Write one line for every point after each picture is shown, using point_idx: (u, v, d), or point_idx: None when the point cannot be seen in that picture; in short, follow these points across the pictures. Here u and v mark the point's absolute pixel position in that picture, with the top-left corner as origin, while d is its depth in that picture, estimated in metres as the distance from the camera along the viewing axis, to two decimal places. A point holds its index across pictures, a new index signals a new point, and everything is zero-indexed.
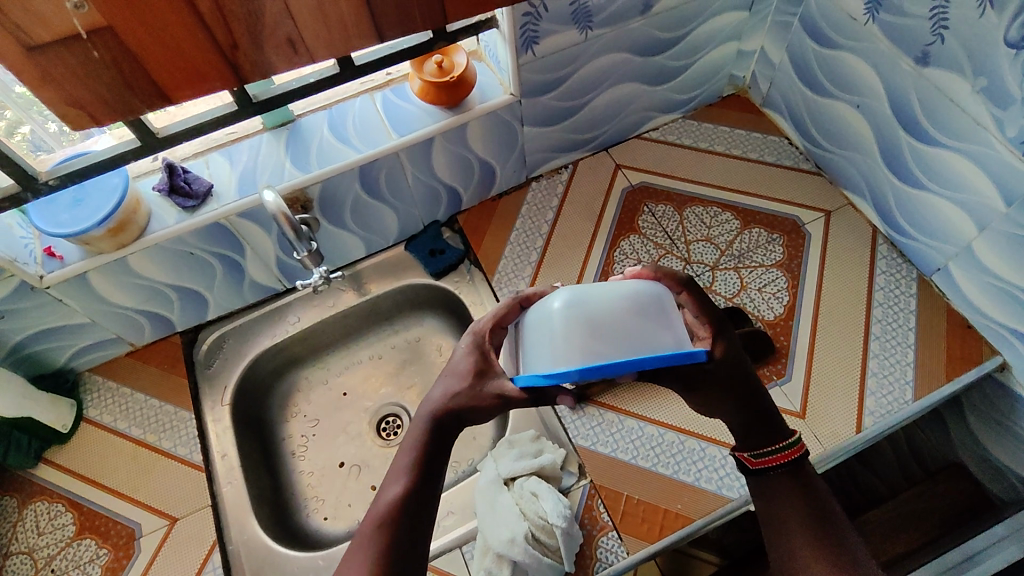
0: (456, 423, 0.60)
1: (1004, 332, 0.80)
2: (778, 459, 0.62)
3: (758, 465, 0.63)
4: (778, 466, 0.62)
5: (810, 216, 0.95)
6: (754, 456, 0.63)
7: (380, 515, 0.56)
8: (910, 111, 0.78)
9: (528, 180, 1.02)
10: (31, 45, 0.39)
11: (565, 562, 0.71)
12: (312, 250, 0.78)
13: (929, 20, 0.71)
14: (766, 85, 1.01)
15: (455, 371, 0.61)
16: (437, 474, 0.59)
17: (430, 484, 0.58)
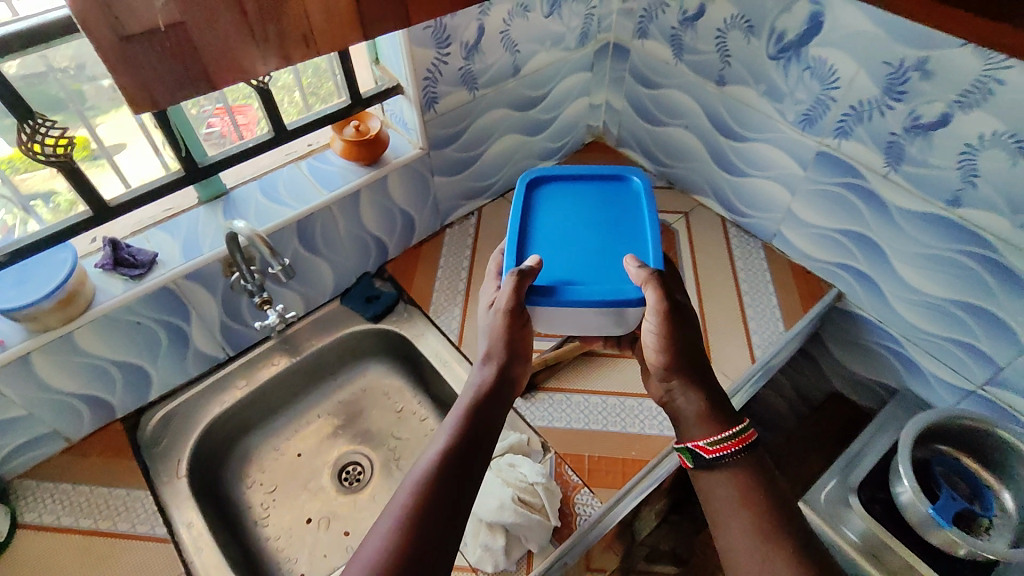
0: (494, 403, 0.66)
1: (832, 268, 1.03)
2: (731, 449, 0.63)
3: (712, 454, 0.63)
4: (731, 455, 0.63)
5: (674, 217, 1.18)
6: (708, 444, 0.63)
7: (421, 480, 0.57)
8: (722, 120, 1.04)
9: (443, 227, 1.16)
10: (125, 36, 0.39)
11: (551, 518, 0.78)
12: (284, 266, 0.81)
13: (717, 53, 0.98)
14: (616, 128, 1.27)
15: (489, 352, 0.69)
16: (478, 448, 0.61)
17: (472, 457, 0.60)
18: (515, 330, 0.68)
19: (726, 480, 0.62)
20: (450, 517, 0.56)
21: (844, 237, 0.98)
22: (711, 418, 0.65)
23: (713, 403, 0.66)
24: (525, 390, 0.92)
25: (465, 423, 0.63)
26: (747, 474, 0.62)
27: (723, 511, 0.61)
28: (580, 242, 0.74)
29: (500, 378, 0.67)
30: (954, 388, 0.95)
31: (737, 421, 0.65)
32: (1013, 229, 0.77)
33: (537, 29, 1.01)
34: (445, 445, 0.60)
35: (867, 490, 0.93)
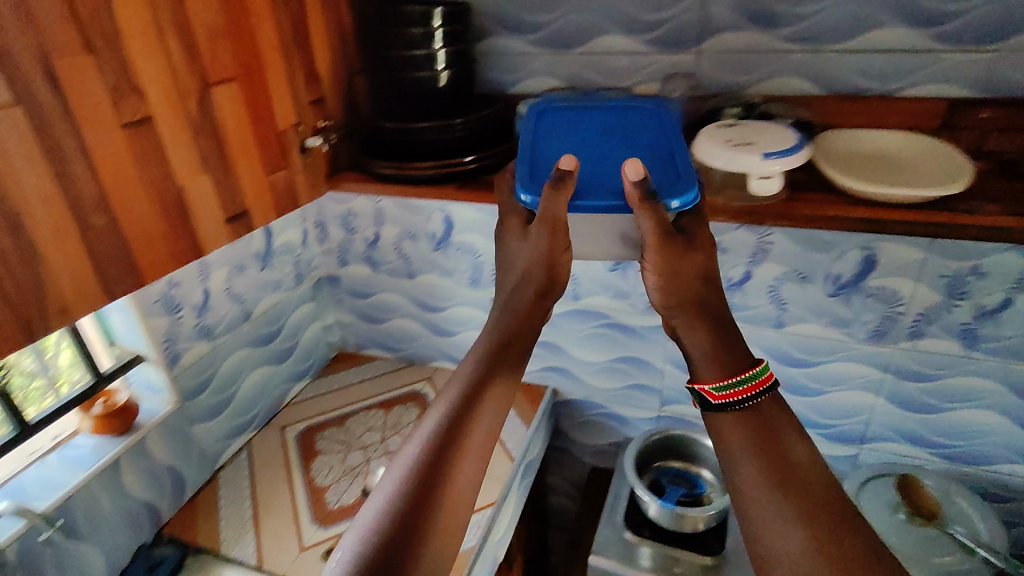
0: (500, 366, 0.78)
1: (540, 374, 1.36)
2: (738, 395, 0.73)
3: (721, 398, 0.74)
4: (738, 402, 0.73)
5: (420, 384, 1.42)
6: (714, 390, 0.74)
7: (434, 435, 0.71)
8: (422, 302, 1.38)
9: (216, 471, 1.22)
10: None
11: None
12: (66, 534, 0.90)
13: (398, 258, 1.34)
14: (352, 337, 1.53)
15: (517, 291, 0.82)
16: (483, 412, 0.75)
17: (473, 416, 0.73)
18: (533, 270, 0.81)
19: (736, 422, 0.73)
20: (458, 466, 0.70)
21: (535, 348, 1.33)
22: (723, 362, 0.77)
23: (721, 344, 0.78)
24: None
25: (473, 386, 0.76)
26: (761, 410, 0.73)
27: (733, 450, 0.72)
28: (611, 158, 0.83)
29: (505, 337, 0.81)
30: (648, 419, 1.31)
31: (753, 364, 0.75)
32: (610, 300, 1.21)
33: (256, 282, 1.25)
34: (455, 404, 0.74)
35: (631, 518, 1.17)
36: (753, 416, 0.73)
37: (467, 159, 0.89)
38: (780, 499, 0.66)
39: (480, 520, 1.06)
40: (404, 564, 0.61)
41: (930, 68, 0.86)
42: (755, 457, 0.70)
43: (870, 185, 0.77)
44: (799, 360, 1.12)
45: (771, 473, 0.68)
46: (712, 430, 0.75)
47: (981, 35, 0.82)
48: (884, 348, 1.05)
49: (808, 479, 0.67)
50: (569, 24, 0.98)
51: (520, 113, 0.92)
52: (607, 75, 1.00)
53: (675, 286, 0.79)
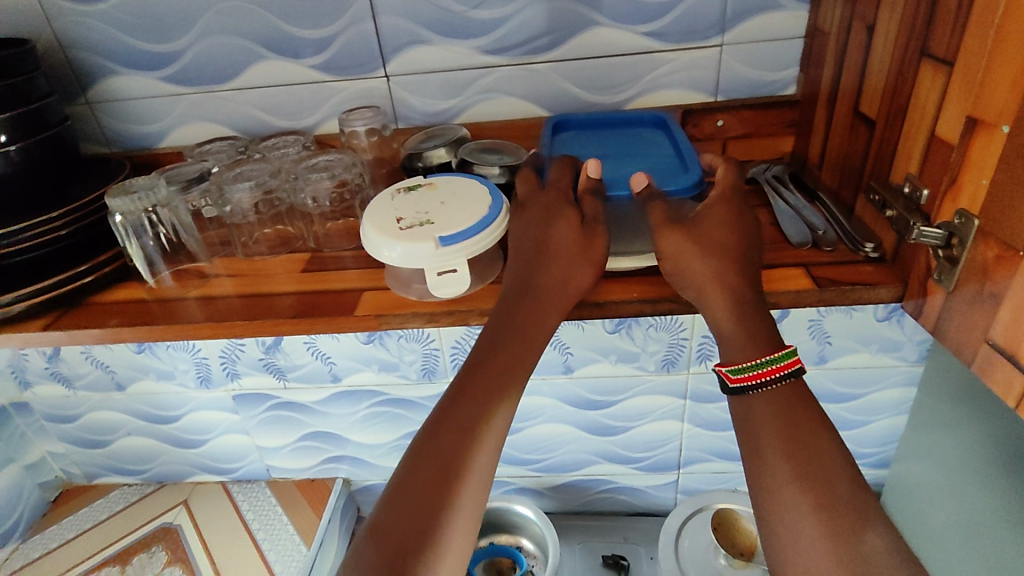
0: (525, 337, 0.59)
1: (323, 465, 1.12)
2: (757, 377, 0.56)
3: (740, 383, 0.56)
4: (762, 385, 0.56)
5: (173, 513, 1.11)
6: (731, 370, 0.57)
7: (431, 482, 0.53)
8: (148, 412, 1.07)
9: None
10: None
11: None
12: None
13: (96, 369, 1.01)
14: (76, 467, 1.17)
15: (524, 279, 0.61)
16: (505, 390, 0.57)
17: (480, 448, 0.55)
18: (550, 274, 0.61)
19: (755, 407, 0.56)
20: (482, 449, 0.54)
21: (307, 440, 1.08)
22: (750, 340, 0.58)
23: (751, 327, 0.58)
24: None
25: (476, 406, 0.56)
26: (786, 396, 0.55)
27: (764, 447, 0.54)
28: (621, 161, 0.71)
29: (510, 336, 0.59)
30: None
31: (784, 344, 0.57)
32: (379, 375, 0.98)
33: None
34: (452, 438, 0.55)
35: None
36: (777, 402, 0.55)
37: (82, 275, 0.67)
38: (798, 498, 0.50)
39: None
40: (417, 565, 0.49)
41: (637, 71, 0.78)
42: (779, 446, 0.53)
43: (628, 246, 0.67)
44: (594, 401, 0.98)
45: (794, 468, 0.51)
46: (735, 419, 0.58)
47: (690, 27, 0.75)
48: (678, 375, 0.94)
49: (839, 476, 0.51)
50: (210, 51, 0.78)
51: (118, 205, 0.65)
52: (278, 113, 0.83)
53: (706, 277, 0.60)
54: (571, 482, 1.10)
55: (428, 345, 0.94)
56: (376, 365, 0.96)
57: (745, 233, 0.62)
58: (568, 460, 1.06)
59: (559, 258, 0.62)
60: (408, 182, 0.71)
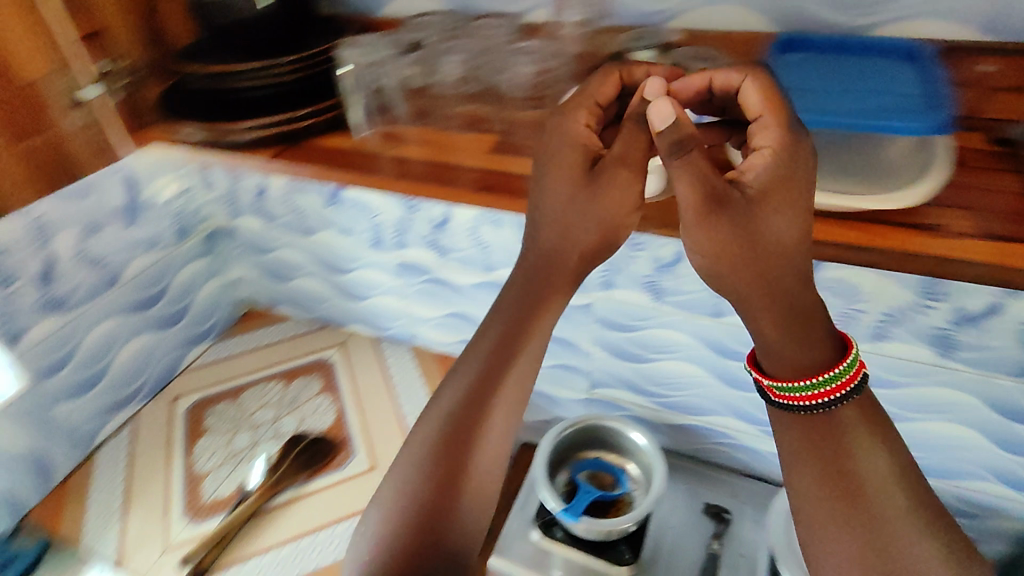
0: (544, 298, 0.69)
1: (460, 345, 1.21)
2: (807, 402, 0.59)
3: (783, 399, 0.61)
4: (811, 407, 0.59)
5: (330, 351, 1.28)
6: (775, 388, 0.61)
7: (415, 479, 0.65)
8: (325, 260, 1.20)
9: (90, 453, 1.11)
10: None
11: None
12: None
13: (291, 212, 1.15)
14: (261, 294, 1.37)
15: (512, 301, 0.69)
16: (530, 342, 0.69)
17: (465, 447, 0.66)
18: (575, 238, 0.67)
19: (795, 426, 0.61)
20: (501, 396, 0.68)
21: (452, 318, 1.17)
22: (798, 340, 0.59)
23: (795, 328, 0.59)
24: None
25: (456, 407, 0.67)
26: (839, 416, 0.59)
27: (799, 473, 0.60)
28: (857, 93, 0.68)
29: (528, 303, 0.69)
30: (578, 401, 1.16)
31: (838, 360, 0.59)
32: None
33: (121, 238, 1.08)
34: (432, 445, 0.66)
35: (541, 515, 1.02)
36: (829, 435, 0.59)
37: (305, 121, 0.76)
38: (851, 538, 0.57)
39: None
40: (451, 500, 0.64)
41: None
42: (823, 481, 0.59)
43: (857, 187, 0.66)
44: (738, 352, 0.94)
45: (840, 514, 0.58)
46: (773, 433, 0.63)
47: None
48: None
49: (887, 515, 0.57)
50: None
51: (348, 55, 0.78)
52: None
53: (727, 267, 0.59)
54: (690, 425, 1.08)
55: None
56: None
57: (796, 206, 0.59)
58: (693, 403, 1.05)
59: (547, 249, 0.68)
60: (614, 66, 0.72)
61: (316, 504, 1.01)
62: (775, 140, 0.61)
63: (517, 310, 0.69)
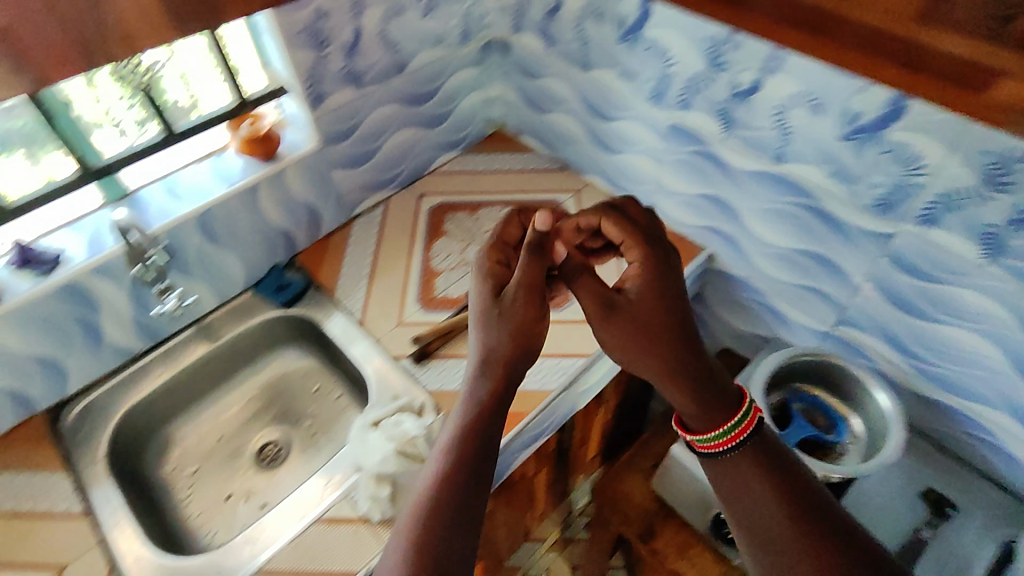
0: (519, 351, 0.70)
1: (703, 231, 1.12)
2: (724, 445, 0.67)
3: (705, 449, 0.69)
4: (729, 449, 0.67)
5: (566, 195, 1.27)
6: (700, 440, 0.69)
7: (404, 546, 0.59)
8: (593, 101, 1.14)
9: (352, 219, 1.24)
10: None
11: None
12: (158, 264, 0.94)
13: (577, 40, 1.08)
14: (514, 119, 1.36)
15: (480, 372, 0.69)
16: (516, 361, 0.70)
17: (462, 521, 0.60)
18: (511, 312, 0.72)
19: (735, 477, 0.67)
20: (495, 419, 0.67)
21: (706, 200, 1.07)
22: (700, 403, 0.68)
23: (701, 397, 0.68)
24: (421, 358, 1.01)
25: (442, 485, 0.62)
26: (742, 467, 0.67)
27: (756, 515, 0.65)
28: None
29: (513, 343, 0.70)
30: (813, 331, 1.05)
31: (730, 414, 0.68)
32: (826, 177, 0.88)
33: (415, 29, 1.10)
34: (420, 519, 0.60)
35: None
36: (736, 478, 0.67)
37: None
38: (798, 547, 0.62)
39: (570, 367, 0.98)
40: (452, 533, 0.59)
41: None
42: (756, 512, 0.65)
43: None
44: None
45: (772, 531, 0.63)
46: (721, 487, 0.68)
47: None
48: None
49: (832, 554, 0.61)
50: None
51: None
52: None
53: (624, 347, 0.70)
54: (941, 402, 0.93)
55: (911, 172, 0.78)
56: (831, 165, 0.86)
57: (658, 359, 0.69)
58: (959, 381, 0.89)
59: (501, 343, 0.70)
60: None
61: None
62: (639, 256, 0.75)
63: (496, 381, 0.69)
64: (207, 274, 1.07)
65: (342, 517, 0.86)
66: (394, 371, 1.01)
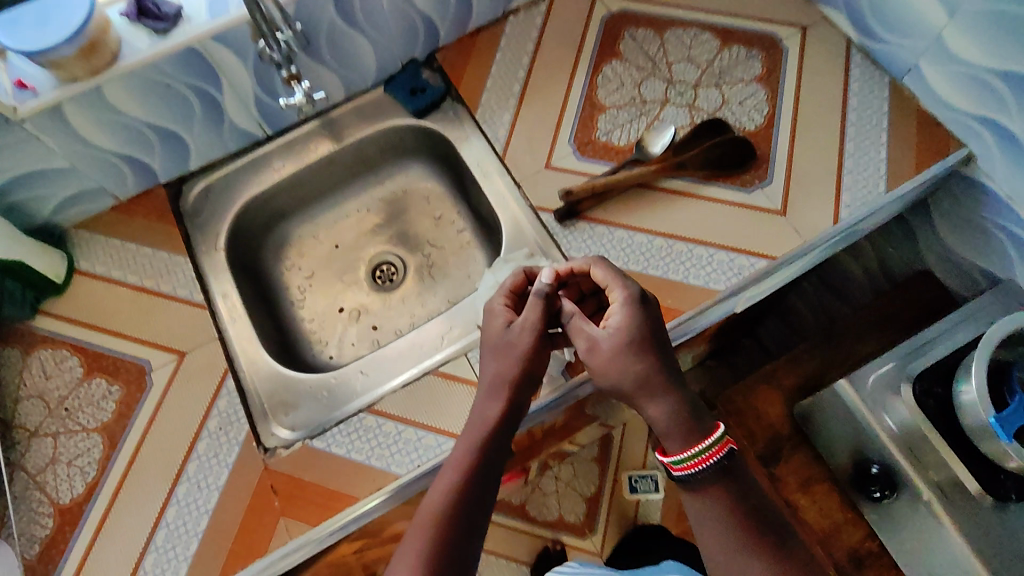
0: (524, 378, 0.66)
1: (971, 122, 0.84)
2: (704, 464, 0.59)
3: (682, 472, 0.60)
4: (699, 474, 0.59)
5: (788, 32, 0.95)
6: (673, 462, 0.61)
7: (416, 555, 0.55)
8: None
9: (505, 15, 0.98)
10: None
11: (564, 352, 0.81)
12: (288, 47, 0.77)
13: None
14: None
15: (490, 392, 0.66)
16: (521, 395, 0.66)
17: (473, 536, 0.58)
18: (488, 368, 0.67)
19: (712, 503, 0.59)
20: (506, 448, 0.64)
21: (1001, 82, 0.77)
22: (683, 428, 0.61)
23: (686, 418, 0.61)
24: (567, 217, 0.85)
25: (457, 499, 0.59)
26: (715, 486, 0.59)
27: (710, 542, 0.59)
28: None
29: (519, 379, 0.66)
30: None
31: (705, 436, 0.60)
32: None
33: None
34: (433, 528, 0.57)
35: (923, 381, 0.84)
36: (706, 502, 0.59)
37: None
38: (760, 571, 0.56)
39: (745, 269, 0.81)
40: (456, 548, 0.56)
41: None
42: (722, 539, 0.58)
43: None
44: None
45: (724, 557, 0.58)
46: (691, 511, 0.61)
47: None
48: None
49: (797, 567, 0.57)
50: None
51: None
52: None
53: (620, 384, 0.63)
54: None
55: None
56: None
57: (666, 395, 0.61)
58: None
59: (514, 369, 0.66)
60: None
61: (705, 215, 0.84)
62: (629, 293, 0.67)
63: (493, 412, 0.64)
64: (340, 60, 0.90)
65: (459, 375, 0.79)
66: (534, 226, 0.88)
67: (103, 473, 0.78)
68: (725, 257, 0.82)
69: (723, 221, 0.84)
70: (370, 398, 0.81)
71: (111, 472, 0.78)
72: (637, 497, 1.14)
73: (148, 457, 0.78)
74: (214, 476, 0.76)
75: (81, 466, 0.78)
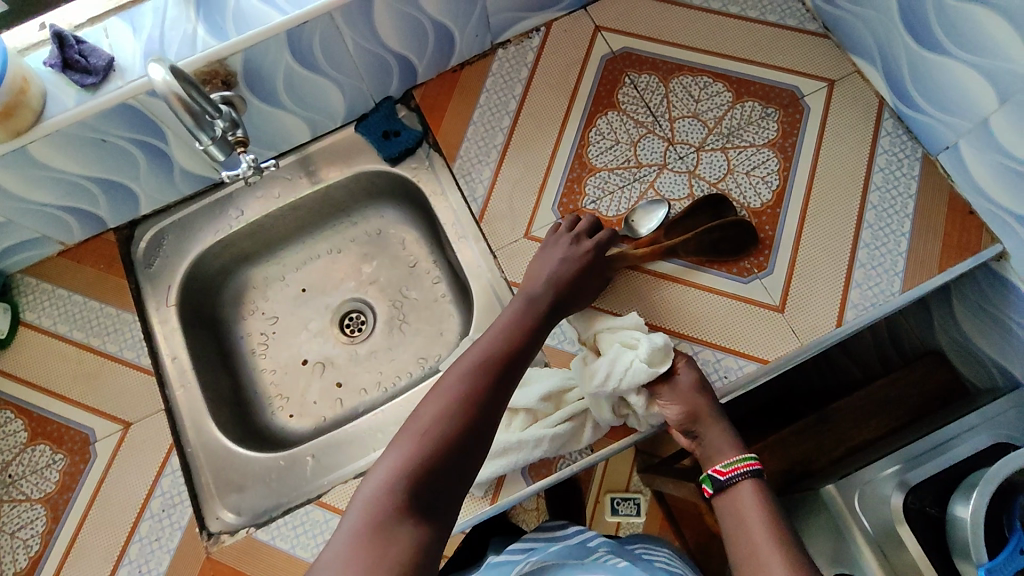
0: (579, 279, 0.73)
1: (1007, 218, 0.73)
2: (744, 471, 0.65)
3: (724, 478, 0.65)
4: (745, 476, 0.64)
5: (813, 86, 0.84)
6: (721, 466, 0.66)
7: (467, 385, 0.58)
8: None
9: (493, 47, 0.89)
10: None
11: (556, 425, 0.72)
12: (219, 137, 0.65)
13: None
14: None
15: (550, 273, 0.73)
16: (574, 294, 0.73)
17: (508, 379, 0.60)
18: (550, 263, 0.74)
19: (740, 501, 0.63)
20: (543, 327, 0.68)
21: None
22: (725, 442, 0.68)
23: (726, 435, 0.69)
24: None
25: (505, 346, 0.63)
26: (750, 493, 0.64)
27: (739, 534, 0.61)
28: None
29: (575, 274, 0.73)
30: None
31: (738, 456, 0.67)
32: None
33: None
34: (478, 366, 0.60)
35: (918, 496, 0.74)
36: (738, 501, 0.63)
37: None
38: (785, 553, 0.57)
39: (732, 372, 0.74)
40: (493, 387, 0.58)
41: None
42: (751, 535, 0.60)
43: None
44: None
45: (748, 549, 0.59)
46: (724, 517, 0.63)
47: None
48: None
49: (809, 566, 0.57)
50: None
51: None
52: None
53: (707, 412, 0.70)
54: None
55: None
56: None
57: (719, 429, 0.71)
58: None
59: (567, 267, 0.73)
60: None
61: (693, 307, 0.76)
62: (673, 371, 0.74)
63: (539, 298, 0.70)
64: (305, 101, 0.82)
65: None
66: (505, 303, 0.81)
67: (46, 548, 0.75)
68: (712, 355, 0.74)
69: (714, 313, 0.76)
70: (320, 486, 0.76)
71: (53, 547, 0.75)
72: (618, 522, 0.90)
73: (88, 535, 0.75)
74: (155, 562, 0.73)
75: (24, 538, 0.76)
